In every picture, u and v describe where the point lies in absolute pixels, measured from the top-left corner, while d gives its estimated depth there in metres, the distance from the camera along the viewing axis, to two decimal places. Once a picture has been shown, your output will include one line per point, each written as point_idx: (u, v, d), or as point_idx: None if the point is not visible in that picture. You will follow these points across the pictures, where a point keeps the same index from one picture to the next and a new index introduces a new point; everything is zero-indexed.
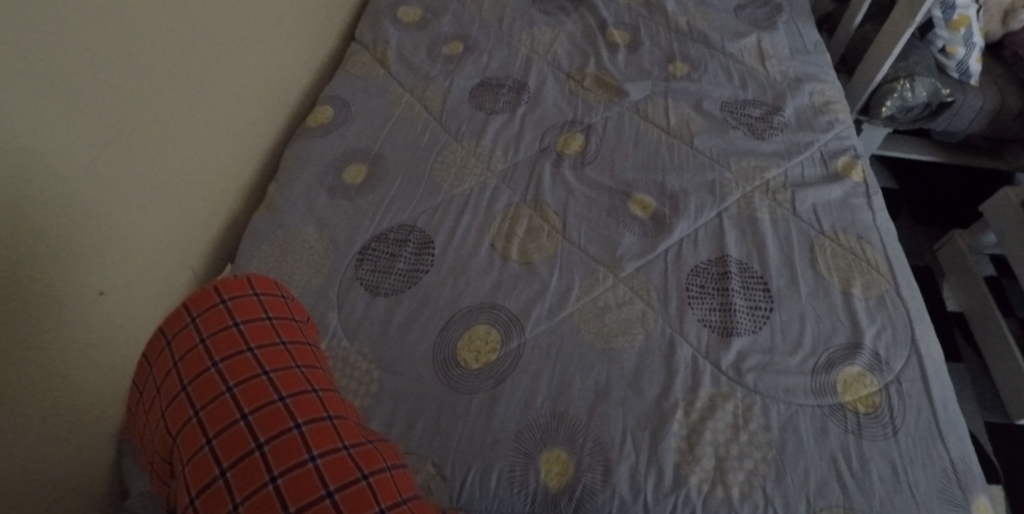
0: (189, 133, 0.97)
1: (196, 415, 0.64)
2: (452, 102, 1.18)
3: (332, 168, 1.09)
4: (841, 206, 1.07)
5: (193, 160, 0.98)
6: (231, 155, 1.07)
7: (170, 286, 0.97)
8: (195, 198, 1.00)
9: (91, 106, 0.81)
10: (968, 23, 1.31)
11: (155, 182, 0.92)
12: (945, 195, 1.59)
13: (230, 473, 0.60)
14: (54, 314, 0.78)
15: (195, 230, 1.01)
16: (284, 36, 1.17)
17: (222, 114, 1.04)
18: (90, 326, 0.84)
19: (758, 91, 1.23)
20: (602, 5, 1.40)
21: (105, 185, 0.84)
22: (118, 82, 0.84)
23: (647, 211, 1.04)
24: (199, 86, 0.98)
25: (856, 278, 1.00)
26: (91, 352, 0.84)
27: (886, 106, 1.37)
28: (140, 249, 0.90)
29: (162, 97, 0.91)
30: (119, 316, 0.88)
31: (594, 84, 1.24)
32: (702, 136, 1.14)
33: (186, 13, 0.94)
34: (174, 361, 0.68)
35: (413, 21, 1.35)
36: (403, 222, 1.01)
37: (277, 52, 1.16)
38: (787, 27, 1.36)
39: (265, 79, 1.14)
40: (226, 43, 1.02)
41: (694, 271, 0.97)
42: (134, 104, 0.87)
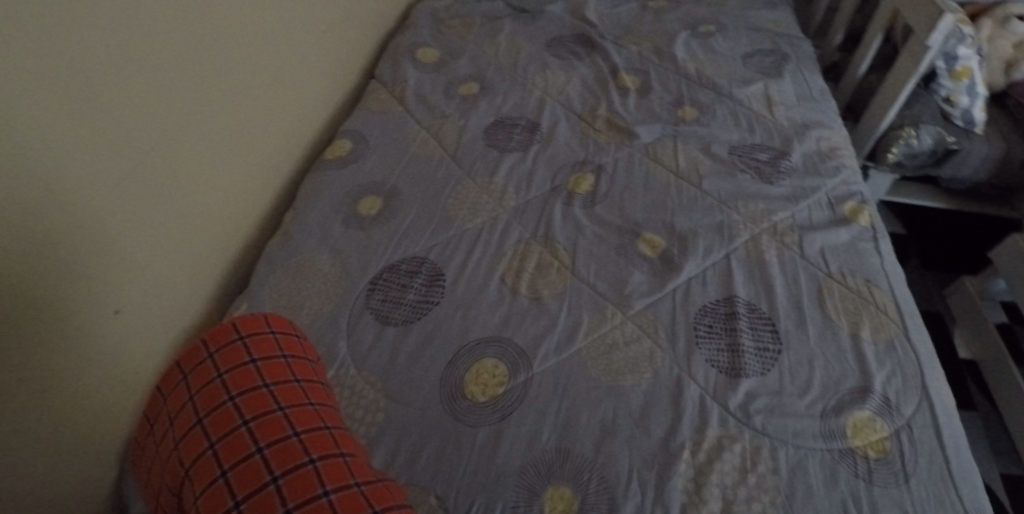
0: (209, 162, 0.99)
1: (212, 447, 0.66)
2: (466, 141, 1.21)
3: (346, 201, 1.11)
4: (849, 250, 1.08)
5: (211, 189, 1.00)
6: (249, 185, 1.10)
7: (181, 313, 0.98)
8: (211, 227, 1.02)
9: (121, 138, 0.84)
10: (969, 73, 1.33)
11: (176, 214, 0.94)
12: (955, 242, 1.59)
13: (245, 505, 0.61)
14: (64, 333, 0.79)
15: (210, 259, 1.03)
16: (305, 73, 1.21)
17: (241, 145, 1.06)
18: (101, 348, 0.85)
19: (765, 136, 1.25)
20: (614, 51, 1.44)
21: (130, 217, 0.87)
22: (143, 109, 0.87)
23: (656, 250, 1.04)
24: (224, 123, 1.01)
25: (865, 321, 1.00)
26: (101, 374, 0.85)
27: (891, 153, 1.40)
28: (155, 274, 0.92)
29: (189, 132, 0.95)
30: (130, 340, 0.89)
31: (605, 126, 1.26)
32: (710, 179, 1.15)
33: (213, 46, 0.97)
34: (192, 396, 0.70)
35: (430, 62, 1.39)
36: (415, 255, 1.02)
37: (297, 88, 1.19)
38: (794, 75, 1.38)
39: (286, 119, 1.17)
40: (252, 83, 1.07)
41: (702, 311, 0.97)
42: (158, 131, 0.89)
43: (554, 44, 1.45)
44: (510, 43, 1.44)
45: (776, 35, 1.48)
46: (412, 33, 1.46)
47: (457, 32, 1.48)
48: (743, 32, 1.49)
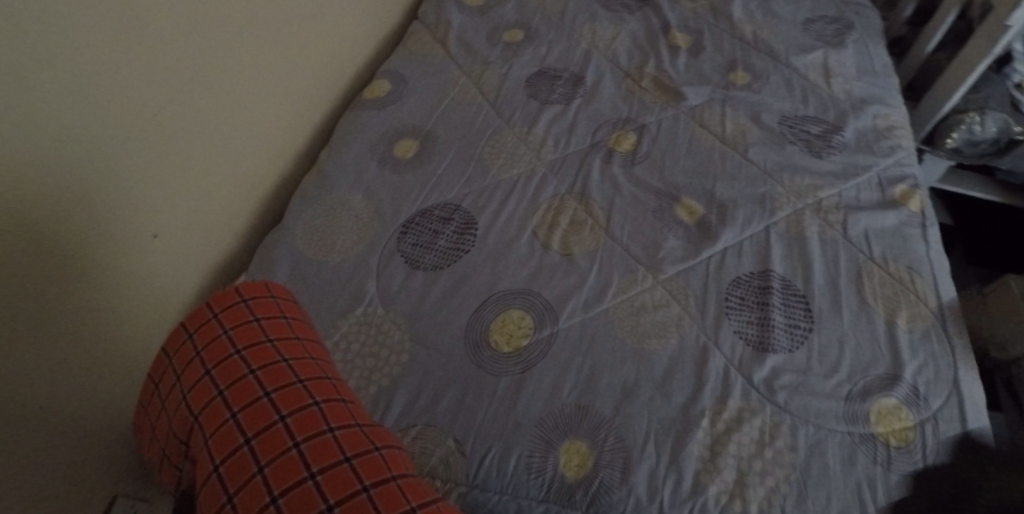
0: (247, 91, 0.98)
1: (219, 394, 0.66)
2: (508, 89, 1.18)
3: (384, 142, 1.10)
4: (895, 234, 1.06)
5: (247, 118, 1.00)
6: (285, 119, 1.09)
7: (211, 242, 0.98)
8: (245, 159, 1.01)
9: (159, 66, 0.83)
10: None
11: (206, 151, 0.93)
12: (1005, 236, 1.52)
13: (255, 442, 0.63)
14: (102, 248, 0.80)
15: (243, 192, 1.02)
16: (349, 6, 1.18)
17: (280, 76, 1.05)
18: (134, 268, 0.85)
19: (820, 108, 1.21)
20: (668, 6, 1.38)
21: (160, 148, 0.85)
22: (188, 27, 0.85)
23: (693, 217, 1.02)
24: (260, 64, 1.00)
25: (903, 308, 0.98)
26: (135, 298, 0.86)
27: (951, 138, 1.36)
28: (189, 200, 0.92)
29: (226, 68, 0.93)
30: (161, 265, 0.90)
31: (651, 84, 1.22)
32: (757, 148, 1.12)
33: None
34: (195, 348, 0.70)
35: (477, 5, 1.35)
36: (448, 201, 1.02)
37: (340, 21, 1.17)
38: (857, 46, 1.33)
39: (323, 65, 1.15)
40: (292, 27, 1.05)
41: (734, 282, 0.96)
42: (200, 52, 0.88)
43: None
44: None
45: (841, 2, 1.41)
46: None
47: None
48: None
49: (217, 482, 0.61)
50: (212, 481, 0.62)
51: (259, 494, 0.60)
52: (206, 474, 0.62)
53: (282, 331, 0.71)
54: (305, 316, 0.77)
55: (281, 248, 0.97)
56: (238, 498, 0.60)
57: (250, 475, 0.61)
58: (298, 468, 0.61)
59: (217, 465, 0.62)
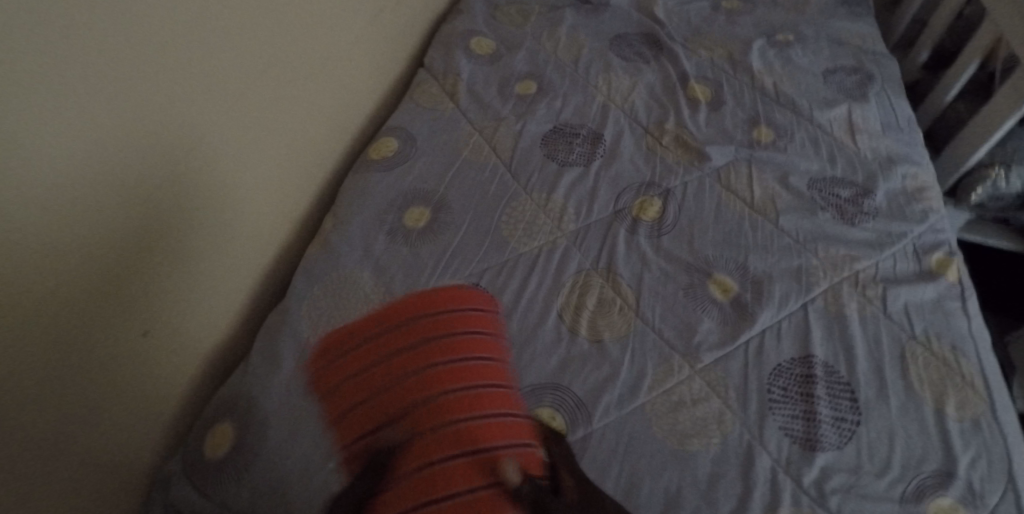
0: (279, 126, 0.96)
1: (446, 390, 0.71)
2: (523, 148, 1.11)
3: (393, 208, 1.02)
4: (935, 309, 1.00)
5: (274, 160, 0.97)
6: (307, 165, 1.06)
7: (231, 282, 0.95)
8: (268, 203, 0.99)
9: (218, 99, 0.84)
10: None
11: (246, 185, 0.93)
12: None
13: (477, 454, 0.67)
14: (131, 293, 0.78)
15: (264, 238, 1.00)
16: (354, 59, 1.12)
17: (307, 118, 1.03)
18: (157, 316, 0.83)
19: (848, 168, 1.15)
20: (684, 56, 1.32)
21: (213, 178, 0.86)
22: (249, 59, 0.87)
23: (727, 295, 0.96)
24: (302, 101, 1.00)
25: (950, 394, 0.92)
26: (155, 346, 0.83)
27: (975, 193, 1.29)
28: (215, 243, 0.90)
29: (273, 104, 0.94)
30: (185, 314, 0.87)
31: (672, 142, 1.16)
32: (788, 216, 1.06)
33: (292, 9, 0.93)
34: (426, 339, 0.73)
35: (485, 53, 1.29)
36: (467, 278, 0.94)
37: (357, 69, 1.14)
38: (879, 98, 1.26)
39: (350, 106, 1.14)
40: (330, 67, 1.05)
41: (775, 371, 0.89)
42: (233, 93, 0.86)
43: (619, 42, 1.34)
44: (571, 38, 1.33)
45: (860, 51, 1.35)
46: (467, 18, 1.34)
47: (514, 20, 1.37)
48: (824, 44, 1.35)
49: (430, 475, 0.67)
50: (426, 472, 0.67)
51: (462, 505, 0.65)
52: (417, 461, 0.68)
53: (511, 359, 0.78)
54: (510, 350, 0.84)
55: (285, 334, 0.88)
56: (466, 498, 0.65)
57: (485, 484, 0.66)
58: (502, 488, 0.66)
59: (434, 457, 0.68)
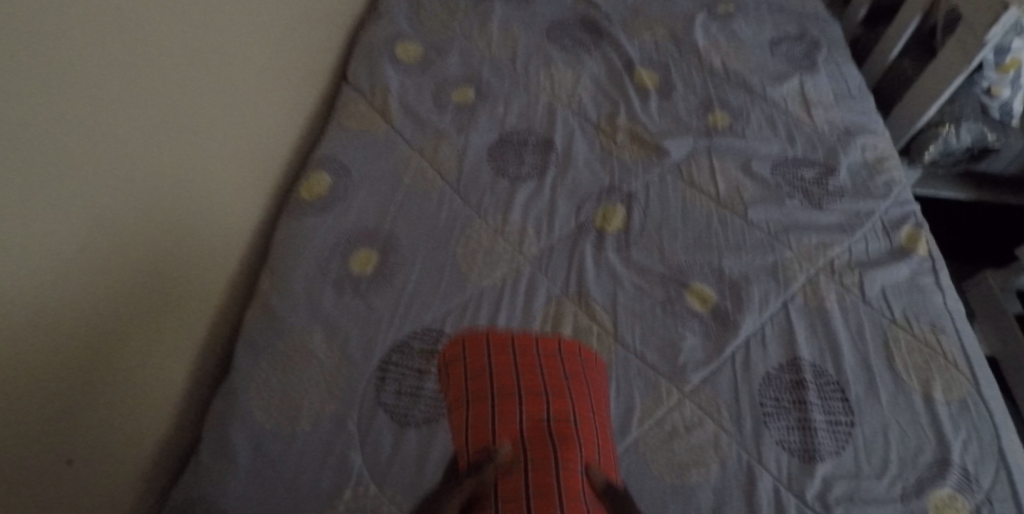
0: (236, 106, 0.96)
1: (550, 416, 0.61)
2: (470, 168, 1.04)
3: (336, 256, 0.97)
4: (910, 287, 0.96)
5: (224, 183, 0.95)
6: (268, 142, 1.05)
7: (215, 265, 0.95)
8: (224, 228, 0.96)
9: (179, 83, 0.83)
10: (1018, 66, 1.19)
11: (216, 165, 0.92)
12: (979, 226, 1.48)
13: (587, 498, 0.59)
14: (104, 339, 0.76)
15: (224, 263, 0.97)
16: (281, 67, 1.06)
17: (248, 137, 1.00)
18: (128, 359, 0.81)
19: (808, 147, 1.10)
20: (627, 40, 1.24)
21: (185, 164, 0.86)
22: (200, 38, 0.86)
23: (706, 305, 0.91)
24: (254, 75, 0.99)
25: (936, 377, 0.88)
26: (127, 391, 0.81)
27: (928, 152, 1.26)
28: (178, 274, 0.87)
29: (229, 79, 0.93)
30: (155, 354, 0.85)
31: (626, 139, 1.10)
32: (756, 208, 1.01)
33: (221, 28, 0.90)
34: (542, 368, 0.64)
35: (415, 61, 1.19)
36: (428, 326, 0.90)
37: (292, 60, 1.09)
38: (828, 67, 1.22)
39: (297, 81, 1.11)
40: (273, 38, 1.03)
41: (766, 381, 0.85)
42: (175, 119, 0.83)
43: (556, 31, 1.26)
44: (505, 33, 1.25)
45: (800, 17, 1.30)
46: (391, 23, 1.24)
47: (441, 19, 1.27)
48: (765, 13, 1.30)
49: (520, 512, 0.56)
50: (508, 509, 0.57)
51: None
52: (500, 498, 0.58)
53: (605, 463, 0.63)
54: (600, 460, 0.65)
55: (236, 422, 0.83)
56: None
57: None
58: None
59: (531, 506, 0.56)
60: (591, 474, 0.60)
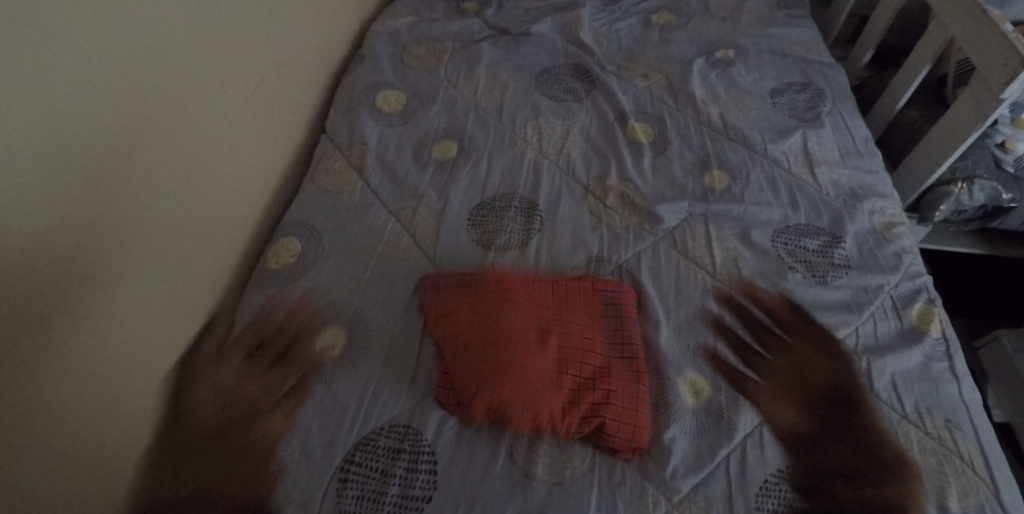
0: (238, 96, 0.95)
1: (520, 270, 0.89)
2: (448, 234, 0.96)
3: (302, 335, 0.87)
4: (922, 377, 0.87)
5: (195, 200, 0.89)
6: (268, 149, 1.03)
7: (215, 264, 0.93)
8: (184, 273, 0.88)
9: (175, 61, 0.83)
10: None
11: (217, 153, 0.92)
12: (995, 281, 1.35)
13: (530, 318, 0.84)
14: (17, 389, 0.68)
15: (189, 315, 0.89)
16: (267, 96, 1.02)
17: (212, 178, 0.91)
18: (62, 423, 0.73)
19: (812, 212, 1.01)
20: (620, 88, 1.17)
21: (186, 136, 0.86)
22: (196, 24, 0.86)
23: (699, 399, 0.84)
24: (257, 71, 0.98)
25: (951, 483, 0.80)
26: (69, 455, 0.74)
27: (939, 211, 1.13)
28: (121, 323, 0.79)
29: (230, 68, 0.93)
30: (116, 401, 0.79)
31: (617, 202, 1.02)
32: (755, 284, 0.93)
33: (161, 56, 0.81)
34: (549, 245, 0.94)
35: (395, 110, 1.11)
36: (393, 420, 0.81)
37: (281, 86, 1.05)
38: (833, 118, 1.12)
39: (291, 104, 1.08)
40: (274, 42, 1.02)
41: (762, 491, 0.78)
42: (139, 127, 0.79)
43: (546, 77, 1.18)
44: (492, 79, 1.17)
45: (805, 62, 1.21)
46: (370, 68, 1.17)
47: (425, 64, 1.20)
48: (766, 58, 1.21)
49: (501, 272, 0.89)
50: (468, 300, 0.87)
51: (483, 338, 0.81)
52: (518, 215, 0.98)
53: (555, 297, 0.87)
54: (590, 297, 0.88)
55: None
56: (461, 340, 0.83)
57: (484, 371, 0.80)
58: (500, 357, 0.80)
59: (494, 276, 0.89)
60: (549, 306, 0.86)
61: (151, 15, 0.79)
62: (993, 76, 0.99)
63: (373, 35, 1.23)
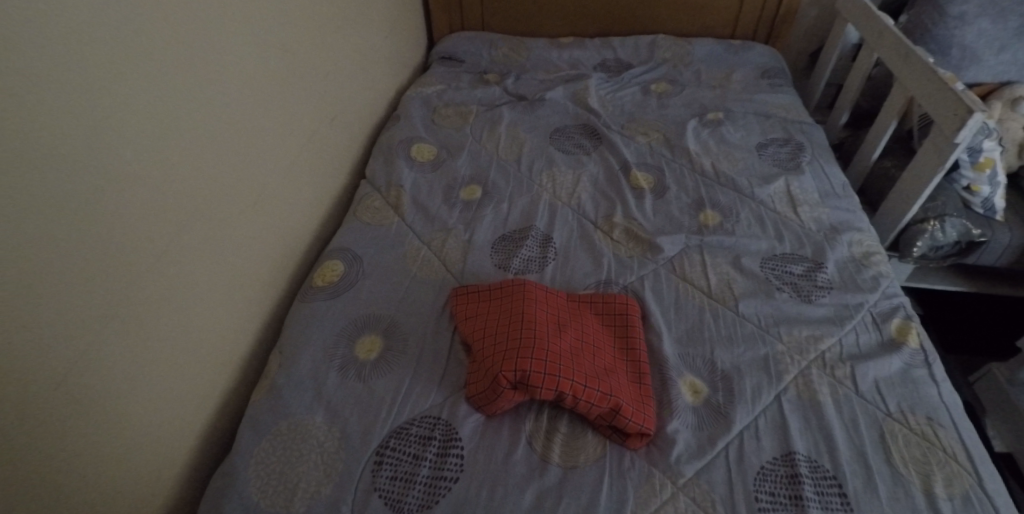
0: (292, 139, 1.10)
1: (545, 289, 1.00)
2: (474, 260, 1.08)
3: (343, 341, 0.98)
4: (903, 380, 0.94)
5: (252, 223, 1.01)
6: (313, 189, 1.17)
7: (265, 284, 1.05)
8: (228, 294, 0.97)
9: (247, 105, 0.99)
10: (993, 164, 1.21)
11: (273, 186, 1.06)
12: (977, 323, 1.44)
13: (556, 325, 0.94)
14: (94, 370, 0.77)
15: (234, 331, 0.98)
16: (317, 144, 1.18)
17: (259, 213, 1.03)
18: (126, 408, 0.82)
19: (796, 243, 1.13)
20: (623, 143, 1.33)
21: (251, 167, 1.00)
22: (263, 77, 1.02)
23: (698, 396, 0.93)
24: (308, 121, 1.14)
25: (936, 472, 0.86)
26: (117, 449, 0.81)
27: (916, 247, 1.25)
28: (185, 324, 0.89)
29: (286, 115, 1.08)
30: (179, 392, 0.89)
31: (623, 236, 1.15)
32: (746, 301, 1.04)
33: (230, 101, 0.95)
34: None
35: (427, 160, 1.27)
36: (426, 413, 0.91)
37: (329, 137, 1.21)
38: (812, 167, 1.27)
39: (335, 153, 1.24)
40: (323, 98, 1.19)
41: (760, 475, 0.85)
42: (216, 155, 0.93)
43: (559, 135, 1.35)
44: (510, 137, 1.34)
45: (787, 121, 1.37)
46: (405, 126, 1.34)
47: (453, 124, 1.37)
48: (752, 118, 1.38)
49: (526, 282, 1.00)
50: (497, 303, 0.97)
51: (517, 334, 0.91)
52: (534, 247, 1.11)
53: (574, 315, 0.98)
54: (604, 322, 0.99)
55: (231, 504, 0.83)
56: (492, 333, 0.93)
57: (521, 356, 0.88)
58: (533, 348, 0.89)
59: (525, 286, 0.99)
60: (572, 322, 0.96)
61: (230, 63, 0.95)
62: (948, 124, 1.13)
63: (408, 101, 1.42)
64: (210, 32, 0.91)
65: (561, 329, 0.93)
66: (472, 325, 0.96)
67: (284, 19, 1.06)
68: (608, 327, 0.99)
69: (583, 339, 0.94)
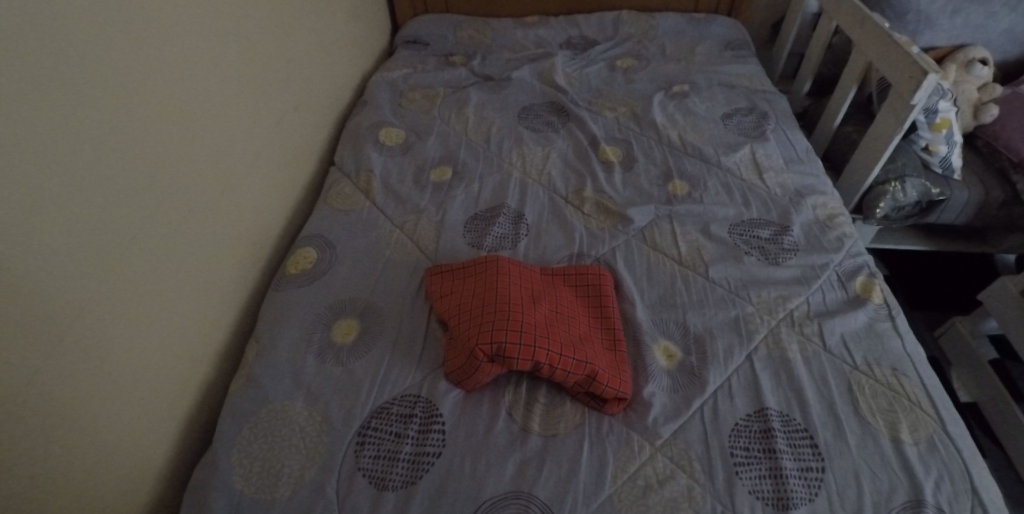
0: (259, 127, 1.10)
1: (519, 265, 1.01)
2: (447, 240, 1.09)
3: (319, 326, 0.99)
4: (869, 334, 0.97)
5: (223, 212, 1.01)
6: (282, 177, 1.17)
7: (239, 272, 1.05)
8: (201, 283, 0.97)
9: (210, 93, 0.98)
10: (949, 125, 1.24)
11: (242, 174, 1.05)
12: (939, 280, 1.49)
13: (531, 299, 0.95)
14: (71, 364, 0.77)
15: (210, 321, 0.98)
16: (283, 132, 1.17)
17: (228, 202, 1.02)
18: (105, 401, 0.82)
19: (762, 208, 1.15)
20: (591, 119, 1.34)
21: (218, 157, 1.00)
22: (225, 64, 1.02)
23: (672, 360, 0.96)
24: (273, 108, 1.14)
25: (902, 419, 0.89)
26: (99, 442, 0.81)
27: (879, 208, 1.28)
28: (160, 314, 0.89)
29: (251, 103, 1.08)
30: (158, 382, 0.89)
31: (595, 209, 1.16)
32: (716, 266, 1.06)
33: (193, 90, 0.95)
34: None
35: (396, 144, 1.27)
36: (406, 392, 0.92)
37: (295, 125, 1.21)
38: (776, 134, 1.29)
39: (302, 141, 1.24)
40: (287, 85, 1.18)
41: (734, 432, 0.88)
42: (182, 143, 0.93)
43: (527, 114, 1.35)
44: (478, 117, 1.34)
45: (751, 91, 1.39)
46: (373, 111, 1.34)
47: (421, 107, 1.37)
48: (716, 90, 1.40)
49: (501, 259, 1.01)
50: (472, 280, 0.98)
51: (493, 309, 0.92)
52: (507, 224, 1.12)
53: (549, 289, 0.99)
54: (578, 293, 1.00)
55: (215, 492, 0.84)
56: (468, 310, 0.94)
57: (497, 331, 0.89)
58: (509, 323, 0.90)
59: (499, 261, 0.99)
60: (548, 295, 0.97)
61: (190, 53, 0.95)
62: (904, 86, 1.15)
63: (374, 86, 1.41)
64: (166, 21, 0.90)
65: (537, 303, 0.95)
66: (447, 303, 0.97)
67: (242, 8, 1.06)
68: (582, 298, 1.00)
69: (558, 310, 0.96)
